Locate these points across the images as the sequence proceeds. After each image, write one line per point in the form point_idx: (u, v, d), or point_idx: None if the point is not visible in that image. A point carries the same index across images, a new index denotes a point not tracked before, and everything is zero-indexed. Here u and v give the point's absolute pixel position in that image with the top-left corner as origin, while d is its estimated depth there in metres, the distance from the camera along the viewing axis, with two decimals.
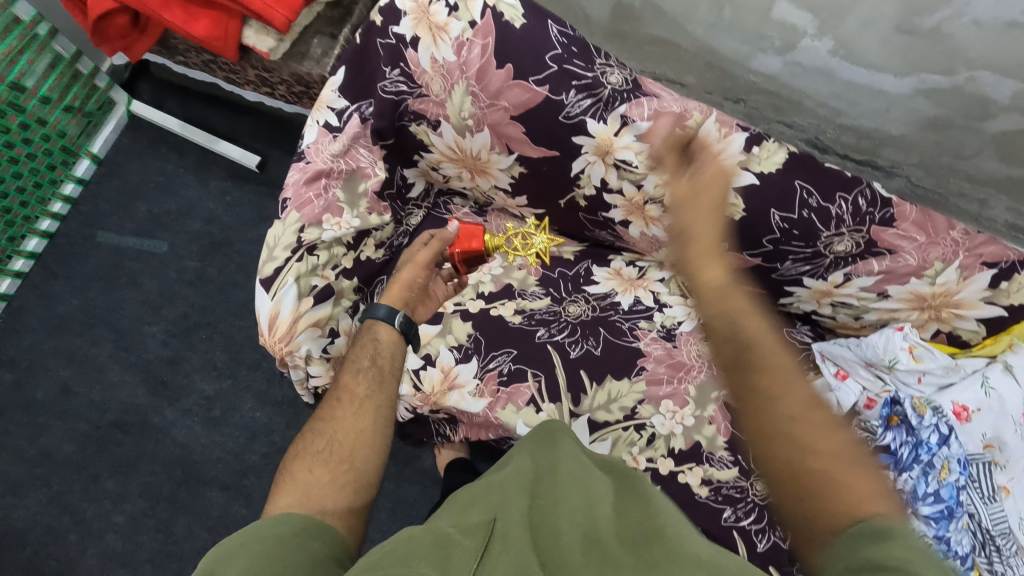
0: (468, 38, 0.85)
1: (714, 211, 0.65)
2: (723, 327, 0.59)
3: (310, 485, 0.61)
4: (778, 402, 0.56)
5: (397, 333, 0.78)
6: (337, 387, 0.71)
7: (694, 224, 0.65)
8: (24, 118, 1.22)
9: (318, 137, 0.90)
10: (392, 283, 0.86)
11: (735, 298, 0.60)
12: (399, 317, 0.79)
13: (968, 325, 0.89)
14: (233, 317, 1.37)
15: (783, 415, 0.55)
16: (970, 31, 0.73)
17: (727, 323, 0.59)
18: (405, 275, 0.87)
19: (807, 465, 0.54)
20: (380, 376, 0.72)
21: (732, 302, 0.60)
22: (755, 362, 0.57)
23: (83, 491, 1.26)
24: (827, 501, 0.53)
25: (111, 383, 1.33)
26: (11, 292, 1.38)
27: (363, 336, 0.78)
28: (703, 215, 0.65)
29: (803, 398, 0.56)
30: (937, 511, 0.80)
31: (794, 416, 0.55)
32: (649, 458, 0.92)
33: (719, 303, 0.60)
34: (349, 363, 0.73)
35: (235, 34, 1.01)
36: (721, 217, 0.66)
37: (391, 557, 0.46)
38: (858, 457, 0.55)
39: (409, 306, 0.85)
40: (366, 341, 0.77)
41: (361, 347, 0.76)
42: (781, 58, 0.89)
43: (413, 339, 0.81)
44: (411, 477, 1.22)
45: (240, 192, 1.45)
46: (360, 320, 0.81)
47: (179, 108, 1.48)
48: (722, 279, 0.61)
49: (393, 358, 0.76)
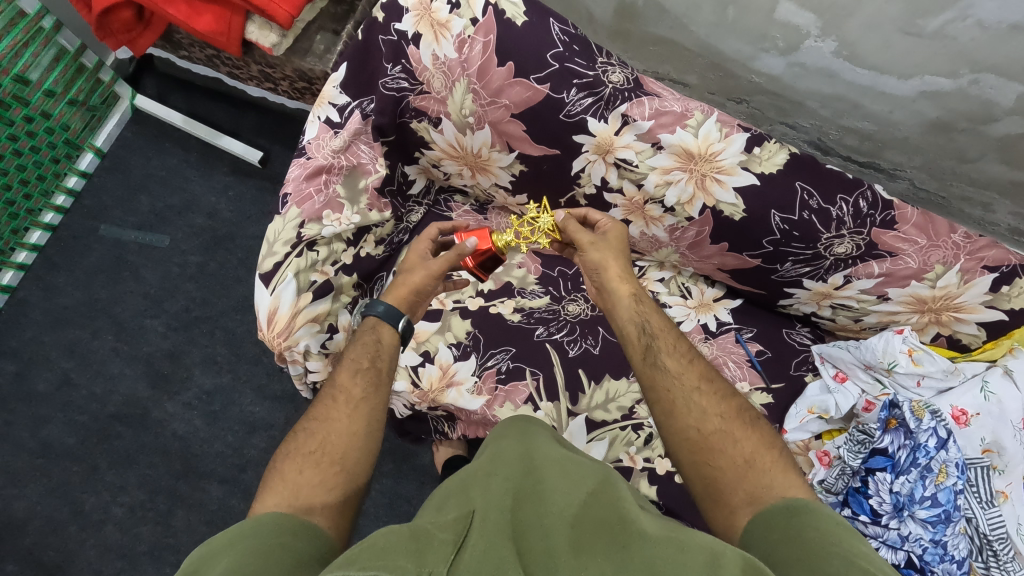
0: (469, 36, 0.85)
1: (619, 255, 0.80)
2: (635, 337, 0.73)
3: (299, 485, 0.62)
4: (686, 391, 0.68)
5: (398, 336, 0.77)
6: (333, 386, 0.70)
7: (606, 262, 0.79)
8: (28, 111, 1.23)
9: (319, 133, 0.90)
10: (397, 282, 0.81)
11: (643, 314, 0.75)
12: (404, 320, 0.78)
13: (968, 328, 0.90)
14: (234, 312, 1.37)
15: (693, 401, 0.67)
16: (975, 33, 0.72)
17: (638, 333, 0.73)
18: (416, 280, 0.81)
19: (715, 443, 0.64)
20: (376, 379, 0.71)
21: (641, 317, 0.74)
22: (662, 360, 0.70)
23: (82, 483, 1.27)
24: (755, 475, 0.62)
25: (112, 375, 1.34)
26: (14, 283, 1.39)
27: (365, 335, 0.76)
28: (613, 256, 0.79)
29: (705, 391, 0.68)
30: (933, 515, 0.77)
31: (699, 402, 0.67)
32: (646, 458, 0.92)
33: (629, 319, 0.74)
34: (348, 362, 0.73)
35: (238, 29, 1.01)
36: (624, 260, 0.80)
37: (367, 552, 0.45)
38: (762, 438, 0.66)
39: (411, 310, 0.81)
40: (368, 341, 0.75)
41: (362, 345, 0.75)
42: (784, 59, 0.89)
43: (408, 343, 0.80)
44: (409, 473, 1.22)
45: (242, 187, 1.45)
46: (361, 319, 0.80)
47: (183, 103, 1.49)
48: (629, 304, 0.76)
49: (390, 361, 0.75)
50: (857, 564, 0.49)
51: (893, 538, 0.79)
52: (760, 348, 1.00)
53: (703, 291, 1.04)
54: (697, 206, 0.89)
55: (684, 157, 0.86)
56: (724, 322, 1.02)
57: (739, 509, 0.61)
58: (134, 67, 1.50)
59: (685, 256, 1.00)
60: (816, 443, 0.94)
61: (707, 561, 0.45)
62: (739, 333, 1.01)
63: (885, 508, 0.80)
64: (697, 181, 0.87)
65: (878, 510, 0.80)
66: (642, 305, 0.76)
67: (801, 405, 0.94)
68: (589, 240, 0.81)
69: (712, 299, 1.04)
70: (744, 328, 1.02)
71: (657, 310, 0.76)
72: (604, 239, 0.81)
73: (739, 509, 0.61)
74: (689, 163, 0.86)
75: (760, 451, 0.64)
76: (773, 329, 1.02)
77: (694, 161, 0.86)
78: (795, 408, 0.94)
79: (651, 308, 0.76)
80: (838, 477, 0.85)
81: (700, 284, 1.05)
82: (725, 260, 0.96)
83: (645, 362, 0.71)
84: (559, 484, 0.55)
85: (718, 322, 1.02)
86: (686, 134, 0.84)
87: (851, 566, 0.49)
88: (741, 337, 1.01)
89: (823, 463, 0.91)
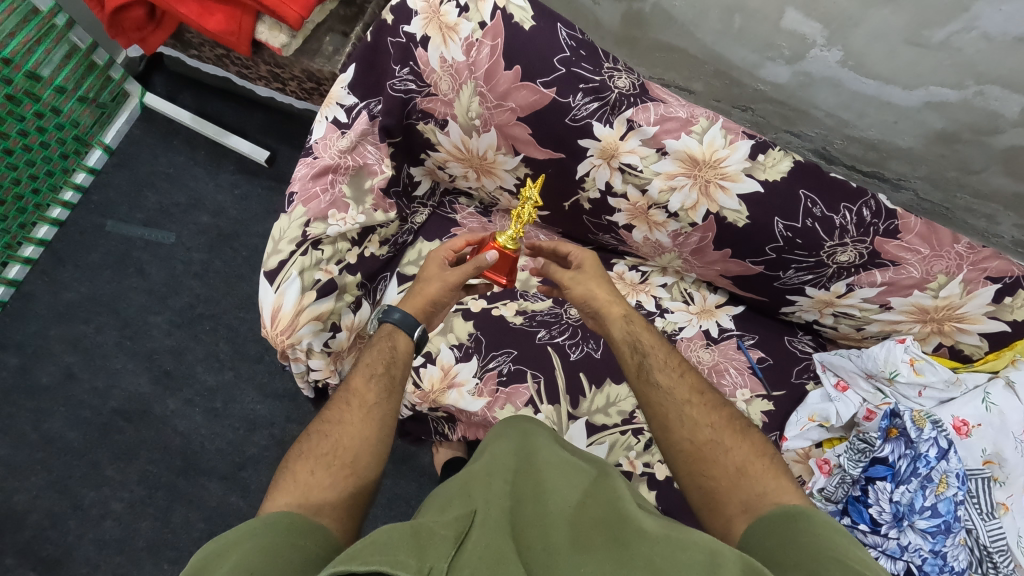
0: (477, 39, 0.86)
1: (597, 279, 0.81)
2: (628, 356, 0.74)
3: (309, 486, 0.62)
4: (678, 404, 0.68)
5: (413, 344, 0.77)
6: (348, 390, 0.71)
7: (593, 290, 0.80)
8: (39, 106, 1.24)
9: (326, 133, 0.90)
10: (415, 291, 0.81)
11: (634, 333, 0.75)
12: (420, 329, 0.79)
13: (970, 339, 0.90)
14: (238, 309, 1.38)
15: (684, 413, 0.68)
16: (981, 45, 0.72)
17: (631, 352, 0.74)
18: (432, 291, 0.81)
19: (708, 454, 0.65)
20: (391, 385, 0.72)
21: (633, 336, 0.75)
22: (654, 377, 0.71)
23: (83, 477, 1.28)
24: (748, 483, 0.62)
25: (115, 371, 1.34)
26: (20, 277, 1.40)
27: (381, 341, 0.76)
28: (597, 281, 0.80)
29: (696, 403, 0.69)
30: (933, 526, 0.78)
31: (691, 415, 0.68)
32: (646, 463, 0.92)
33: (623, 339, 0.75)
34: (363, 367, 0.73)
35: (249, 29, 1.02)
36: (608, 283, 0.81)
37: (368, 547, 0.44)
38: (753, 447, 0.66)
39: (430, 321, 0.82)
40: (384, 347, 0.76)
41: (378, 350, 0.75)
42: (790, 68, 0.89)
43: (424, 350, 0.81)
44: (409, 473, 1.22)
45: (248, 186, 1.46)
46: (376, 326, 0.80)
47: (192, 102, 1.50)
48: (621, 324, 0.77)
49: (405, 369, 0.75)
50: (851, 567, 0.50)
51: (892, 548, 0.78)
52: (762, 355, 1.00)
53: (706, 297, 1.04)
54: (701, 212, 0.90)
55: (687, 163, 0.86)
56: (726, 329, 1.02)
57: (736, 516, 0.61)
58: (144, 65, 1.51)
59: (687, 261, 1.00)
60: (817, 451, 0.94)
61: (707, 562, 0.45)
62: (740, 340, 1.01)
63: (884, 517, 0.79)
64: (700, 187, 0.88)
65: (878, 519, 0.80)
66: (633, 324, 0.77)
67: (802, 413, 0.94)
68: (570, 276, 0.81)
69: (714, 305, 1.04)
70: (746, 335, 1.02)
71: (647, 328, 0.76)
72: (582, 268, 0.82)
73: (735, 517, 0.61)
74: (693, 169, 0.86)
75: (751, 459, 0.65)
76: (775, 336, 1.02)
77: (698, 167, 0.86)
78: (796, 416, 0.94)
79: (642, 326, 0.77)
80: (837, 486, 0.84)
81: (703, 290, 1.05)
82: (728, 267, 0.96)
83: (639, 378, 0.72)
84: (559, 485, 0.56)
85: (719, 328, 1.02)
86: (691, 140, 0.84)
87: (841, 566, 0.50)
88: (742, 344, 1.01)
89: (823, 471, 0.89)
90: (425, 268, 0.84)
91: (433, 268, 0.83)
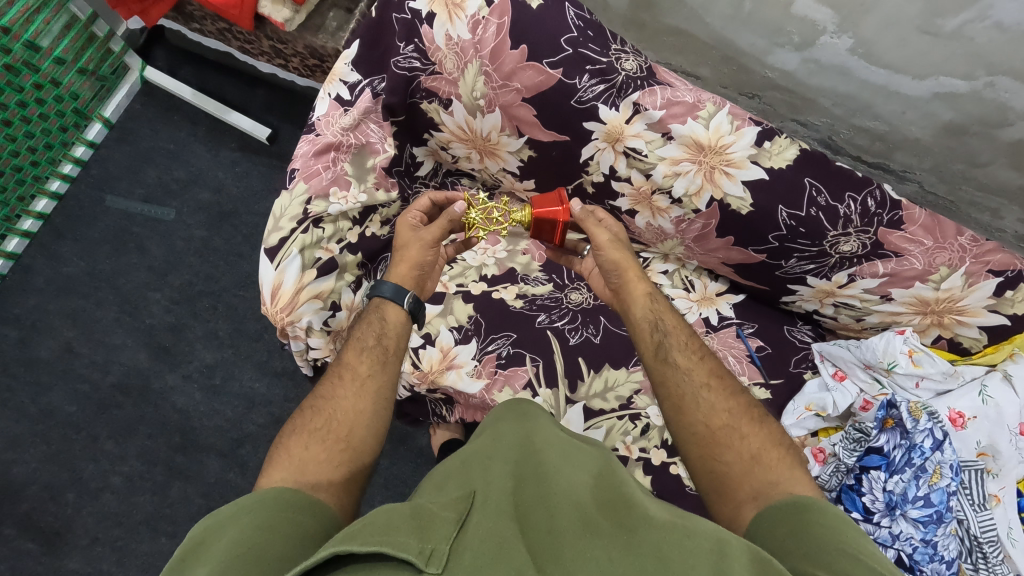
0: (483, 17, 0.84)
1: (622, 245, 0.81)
2: (648, 334, 0.74)
3: (305, 461, 0.62)
4: (695, 386, 0.69)
5: (404, 314, 0.77)
6: (341, 364, 0.71)
7: (619, 261, 0.80)
8: (38, 77, 1.22)
9: (328, 110, 0.90)
10: (396, 260, 0.81)
11: (656, 312, 0.76)
12: (408, 296, 0.78)
13: (970, 332, 0.90)
14: (238, 288, 1.37)
15: (701, 396, 0.68)
16: (993, 35, 0.71)
17: (651, 331, 0.74)
18: (412, 254, 0.81)
19: (722, 438, 0.65)
20: (384, 356, 0.72)
21: (655, 315, 0.76)
22: (673, 357, 0.71)
23: (83, 451, 1.28)
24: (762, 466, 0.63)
25: (114, 346, 1.34)
26: (19, 250, 1.39)
27: (371, 315, 0.77)
28: (619, 251, 0.80)
29: (714, 388, 0.69)
30: (925, 516, 0.78)
31: (707, 398, 0.68)
32: (643, 448, 0.93)
33: (643, 317, 0.76)
34: (355, 341, 0.74)
35: (251, 4, 1.00)
36: (632, 256, 0.81)
37: (369, 529, 0.45)
38: (769, 435, 0.66)
39: (422, 283, 0.83)
40: (373, 319, 0.76)
41: (368, 324, 0.76)
42: (799, 55, 0.88)
43: (420, 319, 0.80)
44: (407, 453, 1.23)
45: (249, 164, 1.45)
46: (368, 297, 0.80)
47: (192, 76, 1.48)
48: (644, 302, 0.77)
49: (398, 339, 0.75)
50: (866, 563, 0.50)
51: (883, 536, 0.80)
52: (761, 344, 1.01)
53: (706, 285, 1.04)
54: (704, 199, 0.89)
55: (694, 148, 0.85)
56: (726, 317, 1.02)
57: (745, 503, 0.61)
58: (144, 38, 1.49)
59: (689, 249, 0.99)
60: (812, 440, 0.95)
61: (716, 558, 0.45)
62: (740, 328, 1.01)
63: (877, 506, 0.81)
64: (705, 173, 0.87)
65: (870, 508, 0.81)
66: (657, 303, 0.77)
67: (800, 402, 0.94)
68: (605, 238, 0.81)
69: (715, 293, 1.04)
70: (746, 324, 1.02)
71: (670, 309, 0.77)
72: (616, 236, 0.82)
73: (745, 504, 0.61)
74: (699, 154, 0.85)
75: (767, 447, 0.65)
76: (774, 325, 1.02)
77: (704, 153, 0.85)
78: (794, 404, 0.95)
79: (665, 307, 0.77)
80: (832, 474, 0.86)
81: (704, 278, 1.05)
82: (730, 254, 0.96)
83: (656, 358, 0.72)
84: (563, 468, 0.55)
85: (719, 317, 1.03)
86: (698, 125, 0.84)
87: (859, 565, 0.49)
88: (741, 332, 1.01)
89: (818, 459, 0.91)
90: (397, 235, 0.83)
91: (406, 233, 0.83)
